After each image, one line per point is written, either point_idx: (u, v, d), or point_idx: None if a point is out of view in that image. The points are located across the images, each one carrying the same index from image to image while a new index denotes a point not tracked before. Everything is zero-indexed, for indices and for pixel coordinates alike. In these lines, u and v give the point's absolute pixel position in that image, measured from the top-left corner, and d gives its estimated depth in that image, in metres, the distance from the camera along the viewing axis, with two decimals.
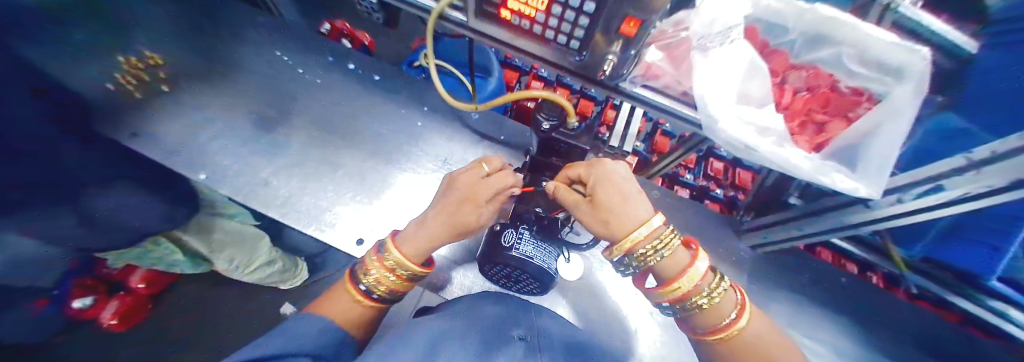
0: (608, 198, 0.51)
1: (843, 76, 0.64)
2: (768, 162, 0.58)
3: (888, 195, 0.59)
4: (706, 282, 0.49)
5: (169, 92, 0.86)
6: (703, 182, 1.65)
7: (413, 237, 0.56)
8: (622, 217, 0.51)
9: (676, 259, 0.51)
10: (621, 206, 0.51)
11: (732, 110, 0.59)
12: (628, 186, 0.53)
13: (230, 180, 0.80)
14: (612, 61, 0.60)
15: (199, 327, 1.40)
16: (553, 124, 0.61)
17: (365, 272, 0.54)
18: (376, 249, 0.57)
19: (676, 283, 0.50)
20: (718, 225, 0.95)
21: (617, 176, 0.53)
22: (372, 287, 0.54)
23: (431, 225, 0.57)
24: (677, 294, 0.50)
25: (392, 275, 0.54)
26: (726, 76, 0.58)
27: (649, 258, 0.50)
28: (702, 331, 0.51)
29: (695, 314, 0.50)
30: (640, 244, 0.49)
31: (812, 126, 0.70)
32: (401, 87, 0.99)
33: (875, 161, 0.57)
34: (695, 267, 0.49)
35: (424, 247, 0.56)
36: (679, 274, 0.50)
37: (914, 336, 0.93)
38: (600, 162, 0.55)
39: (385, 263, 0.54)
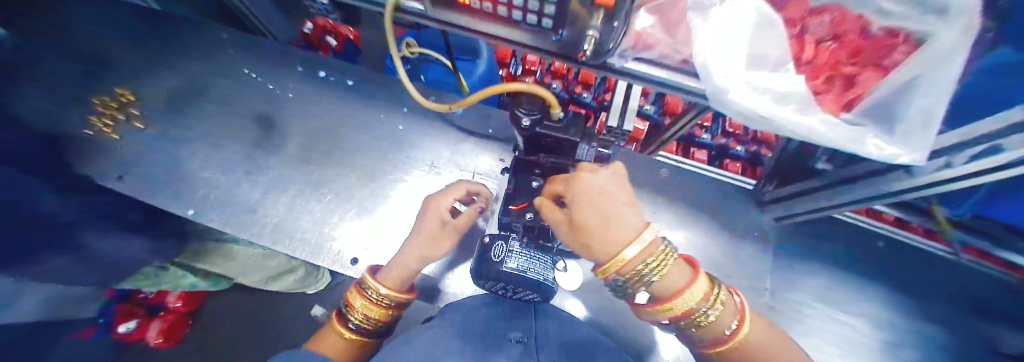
0: (585, 217, 0.46)
1: (874, 16, 0.51)
2: (790, 132, 0.51)
3: (934, 159, 0.51)
4: (706, 300, 0.45)
5: (145, 129, 0.85)
6: (721, 139, 1.53)
7: (392, 269, 0.63)
8: (609, 235, 0.45)
9: (670, 279, 0.46)
10: (603, 225, 0.45)
11: (741, 74, 0.50)
12: (613, 200, 0.46)
13: (220, 212, 0.79)
14: (594, 38, 0.51)
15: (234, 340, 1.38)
16: (534, 118, 0.56)
17: (352, 310, 0.60)
18: (356, 285, 0.63)
19: (670, 304, 0.46)
20: (735, 198, 0.87)
21: (596, 190, 0.47)
22: (359, 321, 0.60)
23: (408, 255, 0.63)
24: (675, 314, 0.46)
25: (375, 307, 0.60)
26: (731, 36, 0.48)
27: (639, 282, 0.45)
28: (703, 344, 0.48)
29: (694, 330, 0.47)
30: (629, 265, 0.44)
31: (840, 81, 0.58)
32: (378, 89, 0.94)
33: (913, 124, 0.50)
34: (695, 287, 0.45)
35: (404, 276, 0.63)
36: (675, 294, 0.46)
37: (949, 293, 0.87)
38: (579, 176, 0.49)
39: (369, 299, 0.61)
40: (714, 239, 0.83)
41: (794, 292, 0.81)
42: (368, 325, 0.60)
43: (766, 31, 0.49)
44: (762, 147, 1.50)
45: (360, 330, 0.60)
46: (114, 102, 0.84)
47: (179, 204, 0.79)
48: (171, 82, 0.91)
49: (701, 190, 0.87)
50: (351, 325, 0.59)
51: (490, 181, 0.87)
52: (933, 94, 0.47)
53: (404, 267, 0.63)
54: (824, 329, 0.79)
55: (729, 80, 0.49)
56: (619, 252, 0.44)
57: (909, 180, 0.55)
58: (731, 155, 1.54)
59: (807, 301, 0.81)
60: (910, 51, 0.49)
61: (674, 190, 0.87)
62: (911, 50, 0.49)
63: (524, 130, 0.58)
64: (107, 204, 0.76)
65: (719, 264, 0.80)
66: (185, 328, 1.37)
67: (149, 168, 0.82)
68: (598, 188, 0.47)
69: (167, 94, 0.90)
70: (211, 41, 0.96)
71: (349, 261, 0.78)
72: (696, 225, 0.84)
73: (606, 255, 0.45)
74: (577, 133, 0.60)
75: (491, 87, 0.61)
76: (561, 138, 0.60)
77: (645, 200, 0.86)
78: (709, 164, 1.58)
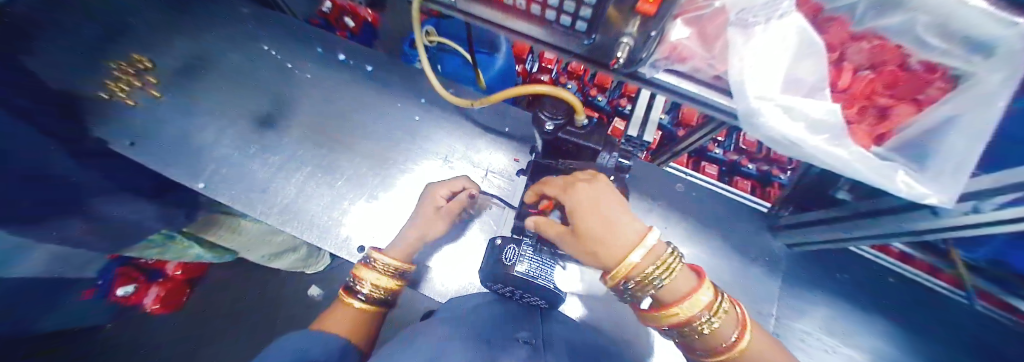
0: (587, 224, 0.47)
1: (915, 49, 0.50)
2: (816, 160, 0.50)
3: (963, 201, 0.49)
4: (710, 308, 0.45)
5: (160, 100, 0.83)
6: (733, 156, 1.52)
7: (394, 246, 0.68)
8: (609, 241, 0.46)
9: (676, 285, 0.46)
10: (607, 232, 0.46)
11: (777, 96, 0.48)
12: (611, 206, 0.48)
13: (229, 187, 0.79)
14: (628, 45, 0.50)
15: (232, 309, 1.38)
16: (558, 124, 0.56)
17: (360, 281, 0.63)
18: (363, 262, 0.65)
19: (674, 309, 0.46)
20: (748, 220, 0.86)
21: (592, 197, 0.49)
22: (368, 293, 0.62)
23: (404, 239, 0.69)
24: (678, 319, 0.46)
25: (385, 277, 0.63)
26: (769, 60, 0.47)
27: (645, 287, 0.46)
28: (703, 352, 0.48)
29: (695, 339, 0.47)
30: (634, 271, 0.45)
31: (872, 111, 0.57)
32: (397, 78, 0.93)
33: (949, 161, 0.47)
34: (698, 294, 0.45)
35: (405, 252, 0.68)
36: (677, 300, 0.46)
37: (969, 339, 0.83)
38: (576, 187, 0.51)
39: (377, 269, 0.63)
40: (724, 259, 0.82)
41: (800, 320, 0.79)
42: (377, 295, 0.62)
43: (806, 55, 0.48)
44: (774, 167, 1.49)
45: (370, 300, 0.62)
46: (131, 68, 0.82)
47: (191, 175, 0.78)
48: (191, 51, 0.90)
49: (714, 209, 0.86)
50: (359, 297, 0.61)
51: (504, 181, 0.86)
52: (972, 131, 0.45)
53: (401, 248, 0.68)
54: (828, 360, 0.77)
55: (763, 102, 0.48)
56: (625, 257, 0.44)
57: (934, 220, 0.53)
58: (742, 173, 1.53)
59: (813, 331, 0.79)
60: (946, 88, 0.49)
61: (688, 206, 0.86)
62: (946, 87, 0.49)
63: (546, 135, 0.58)
64: (115, 169, 0.75)
65: (727, 284, 0.80)
66: (184, 296, 1.37)
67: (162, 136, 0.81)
68: (595, 196, 0.49)
69: (186, 62, 0.88)
70: (234, 15, 0.95)
71: (355, 249, 0.78)
72: (708, 244, 0.83)
73: (612, 259, 0.46)
74: (601, 141, 0.59)
75: (517, 86, 0.60)
76: (584, 145, 0.59)
77: (657, 214, 0.85)
78: (719, 179, 1.56)
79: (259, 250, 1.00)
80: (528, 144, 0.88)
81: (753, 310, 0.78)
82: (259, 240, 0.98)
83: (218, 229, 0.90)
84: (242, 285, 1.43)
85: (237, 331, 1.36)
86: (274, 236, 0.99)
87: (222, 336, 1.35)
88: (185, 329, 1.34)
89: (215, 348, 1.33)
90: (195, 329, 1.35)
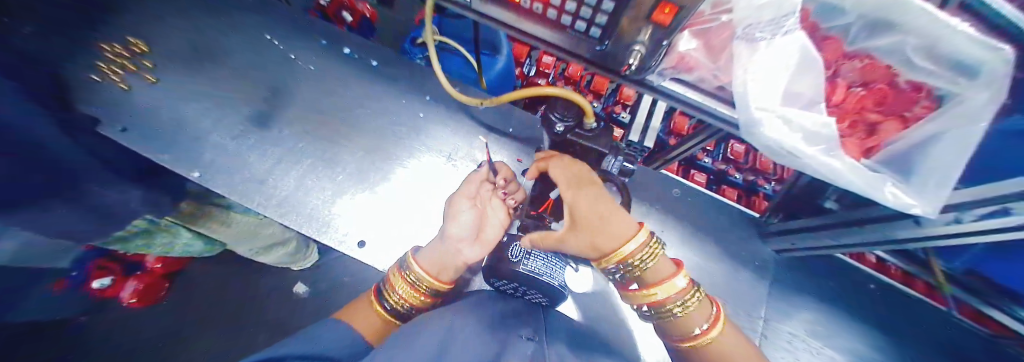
0: (587, 219, 0.54)
1: (902, 69, 0.56)
2: (813, 170, 0.52)
3: (945, 213, 0.53)
4: (684, 293, 0.52)
5: (155, 84, 0.79)
6: (721, 166, 1.58)
7: (431, 251, 0.64)
8: (613, 231, 0.54)
9: (657, 269, 0.54)
10: (606, 225, 0.54)
11: (775, 108, 0.51)
12: (609, 204, 0.55)
13: (226, 177, 0.77)
14: (640, 53, 0.51)
15: (221, 306, 1.32)
16: (567, 125, 0.57)
17: (390, 289, 0.62)
18: (397, 266, 0.64)
19: (653, 290, 0.53)
20: (740, 226, 0.89)
21: (595, 196, 0.56)
22: (393, 303, 0.61)
23: (442, 240, 0.64)
24: (654, 299, 0.53)
25: (411, 290, 0.61)
26: (771, 73, 0.49)
27: (633, 269, 0.54)
28: (678, 337, 0.54)
29: (668, 320, 0.54)
30: (628, 258, 0.52)
31: (863, 127, 0.64)
32: (402, 74, 0.93)
33: (936, 173, 0.51)
34: (674, 280, 0.52)
35: (443, 264, 0.63)
36: (657, 282, 0.53)
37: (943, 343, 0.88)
38: (580, 189, 0.56)
39: (406, 279, 0.62)
40: (718, 263, 0.85)
41: (787, 323, 0.82)
42: (401, 307, 0.62)
43: (804, 71, 0.50)
44: (759, 177, 1.55)
45: (394, 310, 0.62)
46: (125, 51, 0.78)
47: (186, 164, 0.75)
48: (187, 36, 0.86)
49: (709, 214, 0.89)
50: (386, 305, 0.62)
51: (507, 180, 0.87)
52: (957, 146, 0.50)
53: (439, 251, 0.63)
54: None
55: (765, 112, 0.51)
56: (620, 248, 0.52)
57: (916, 230, 0.57)
58: (729, 182, 1.58)
59: (798, 333, 0.82)
60: (930, 107, 0.56)
61: (683, 211, 0.89)
62: (931, 106, 0.56)
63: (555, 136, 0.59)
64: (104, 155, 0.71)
65: (719, 288, 0.82)
66: (162, 291, 1.27)
67: (157, 122, 0.77)
68: (597, 197, 0.55)
69: (182, 46, 0.85)
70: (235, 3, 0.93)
71: (355, 243, 0.78)
72: (701, 248, 0.86)
73: (613, 245, 0.53)
74: (608, 145, 0.61)
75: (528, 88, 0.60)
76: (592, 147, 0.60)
77: (654, 217, 0.87)
78: (706, 187, 1.61)
79: (246, 243, 0.98)
80: (530, 145, 0.90)
81: (743, 312, 0.81)
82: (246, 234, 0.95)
83: (203, 225, 0.87)
84: (229, 280, 1.36)
85: (228, 329, 1.28)
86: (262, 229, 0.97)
87: (202, 344, 1.25)
88: (169, 326, 1.26)
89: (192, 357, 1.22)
90: (179, 327, 1.26)
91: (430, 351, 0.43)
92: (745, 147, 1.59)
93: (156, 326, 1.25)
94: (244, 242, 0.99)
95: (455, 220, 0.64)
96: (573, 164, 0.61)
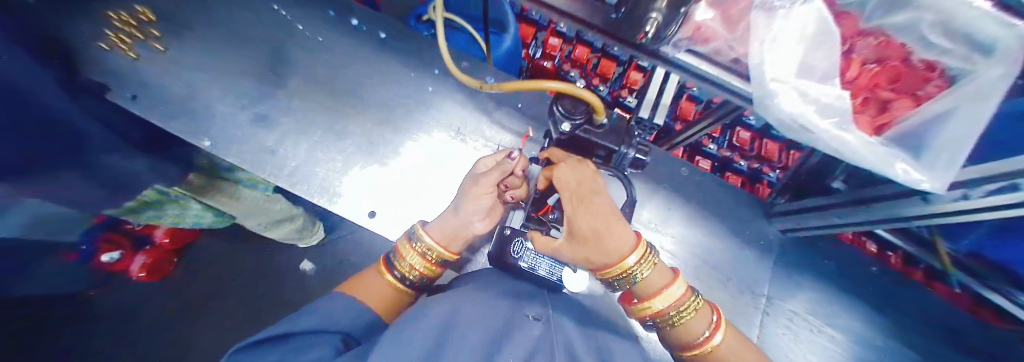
0: (585, 235, 0.48)
1: (916, 47, 0.55)
2: (825, 144, 0.52)
3: (953, 189, 0.53)
4: (682, 301, 0.49)
5: (164, 53, 0.78)
6: (726, 152, 1.57)
7: (443, 221, 0.64)
8: (611, 247, 0.48)
9: (653, 280, 0.49)
10: (607, 240, 0.48)
11: (790, 81, 0.50)
12: (610, 219, 0.48)
13: (235, 147, 0.77)
14: (656, 21, 0.49)
15: (222, 291, 1.32)
16: (575, 124, 0.53)
17: (400, 258, 0.63)
18: (405, 236, 0.65)
19: (648, 302, 0.49)
20: (746, 207, 0.90)
21: (594, 211, 0.49)
22: (403, 271, 0.63)
23: (457, 215, 0.63)
24: (650, 311, 0.50)
25: (423, 259, 0.63)
26: (788, 44, 0.49)
27: (628, 283, 0.49)
28: (680, 346, 0.52)
29: (668, 331, 0.51)
30: (624, 273, 0.48)
31: (875, 105, 0.62)
32: (410, 47, 0.92)
33: (945, 149, 0.51)
34: (672, 288, 0.49)
35: (453, 235, 0.64)
36: (653, 294, 0.49)
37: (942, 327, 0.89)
38: (576, 198, 0.51)
39: (417, 249, 0.63)
40: (723, 242, 0.86)
41: (789, 301, 0.84)
42: (411, 276, 0.63)
43: (823, 43, 0.50)
44: (764, 164, 1.54)
45: (402, 278, 0.63)
46: (133, 19, 0.76)
47: (194, 133, 0.76)
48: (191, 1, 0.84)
49: (715, 193, 0.90)
50: (395, 273, 0.63)
51: None
52: (970, 121, 0.49)
53: (452, 225, 0.64)
54: (813, 340, 0.82)
55: (779, 84, 0.50)
56: (620, 260, 0.48)
57: (923, 207, 0.57)
58: (733, 169, 1.58)
59: (800, 311, 0.84)
60: (942, 86, 0.55)
61: (691, 191, 0.89)
62: (943, 85, 0.55)
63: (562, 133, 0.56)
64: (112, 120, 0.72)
65: (723, 266, 0.84)
66: (171, 264, 1.30)
67: (166, 91, 0.77)
68: (596, 210, 0.49)
69: (187, 11, 0.83)
70: None
71: (366, 213, 0.79)
72: (707, 228, 0.86)
73: (609, 261, 0.48)
74: (618, 142, 0.57)
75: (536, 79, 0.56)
76: (600, 144, 0.57)
77: (661, 195, 0.87)
78: (710, 173, 1.61)
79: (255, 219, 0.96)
80: (539, 121, 0.90)
81: (745, 289, 0.83)
82: (255, 208, 0.90)
83: (209, 197, 0.81)
84: (229, 260, 1.36)
85: (231, 315, 1.29)
86: (272, 206, 0.93)
87: (214, 320, 1.27)
88: (172, 312, 1.26)
89: (205, 333, 1.25)
90: (182, 313, 1.27)
91: (439, 316, 0.44)
92: (751, 133, 1.58)
93: (160, 312, 1.25)
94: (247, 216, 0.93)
95: (474, 200, 0.60)
96: (581, 163, 0.55)
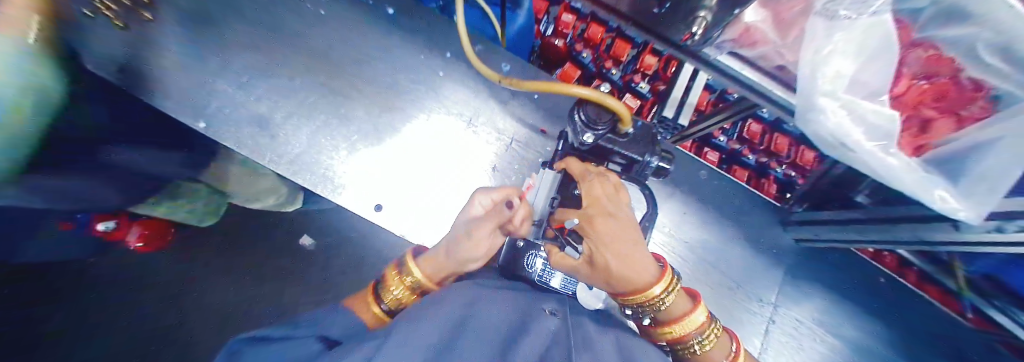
0: (606, 261, 0.47)
1: (971, 65, 0.49)
2: (864, 165, 0.50)
3: (987, 221, 0.50)
4: (702, 330, 0.48)
5: (151, 23, 0.71)
6: (736, 145, 1.52)
7: (432, 255, 0.60)
8: (633, 274, 0.46)
9: (676, 306, 0.48)
10: (628, 265, 0.46)
11: (840, 98, 0.46)
12: (626, 238, 0.47)
13: (233, 130, 0.72)
14: (704, 20, 0.46)
15: (222, 267, 1.25)
16: (598, 134, 0.50)
17: (388, 288, 0.58)
18: (395, 265, 0.61)
19: (670, 328, 0.48)
20: (762, 213, 0.88)
21: (613, 233, 0.47)
22: (391, 303, 0.56)
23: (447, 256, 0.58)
24: (672, 336, 0.49)
25: (409, 292, 0.58)
26: (842, 58, 0.44)
27: (651, 308, 0.48)
28: None
29: (685, 358, 0.50)
30: (649, 300, 0.46)
31: (914, 123, 0.58)
32: (418, 24, 0.84)
33: (985, 179, 0.48)
34: (694, 315, 0.48)
35: (442, 269, 0.59)
36: (674, 320, 0.48)
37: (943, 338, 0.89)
38: (596, 217, 0.49)
39: (405, 281, 0.58)
40: (736, 248, 0.85)
41: (796, 309, 0.85)
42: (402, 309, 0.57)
43: (879, 57, 0.45)
44: (773, 160, 1.50)
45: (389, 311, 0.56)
46: None
47: (187, 113, 0.71)
48: None
49: (732, 197, 0.87)
50: (383, 305, 0.56)
51: (531, 151, 0.85)
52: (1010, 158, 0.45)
53: (442, 261, 0.58)
54: (814, 347, 0.84)
55: (830, 100, 0.46)
56: (645, 289, 0.46)
57: (953, 234, 0.54)
58: (741, 162, 1.56)
59: (805, 319, 0.85)
60: (988, 108, 0.51)
61: (708, 194, 0.86)
62: (989, 107, 0.51)
63: (585, 142, 0.53)
64: None
65: (732, 273, 0.84)
66: (168, 236, 1.18)
67: (155, 66, 0.70)
68: (615, 229, 0.48)
69: None
70: None
71: (372, 207, 0.77)
72: (722, 233, 0.85)
73: (632, 288, 0.47)
74: (642, 152, 0.55)
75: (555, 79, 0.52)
76: (622, 153, 0.55)
77: (678, 198, 0.85)
78: (717, 166, 1.58)
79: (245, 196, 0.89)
80: (555, 113, 0.86)
81: (754, 296, 0.84)
82: (248, 182, 0.85)
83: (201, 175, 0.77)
84: (220, 235, 1.27)
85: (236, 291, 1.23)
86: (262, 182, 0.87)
87: (208, 292, 1.21)
88: (169, 290, 1.19)
89: (202, 306, 1.19)
90: (176, 292, 1.19)
91: None
92: (764, 125, 1.52)
93: (158, 289, 1.18)
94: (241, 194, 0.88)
95: (467, 241, 0.57)
96: (600, 178, 0.54)
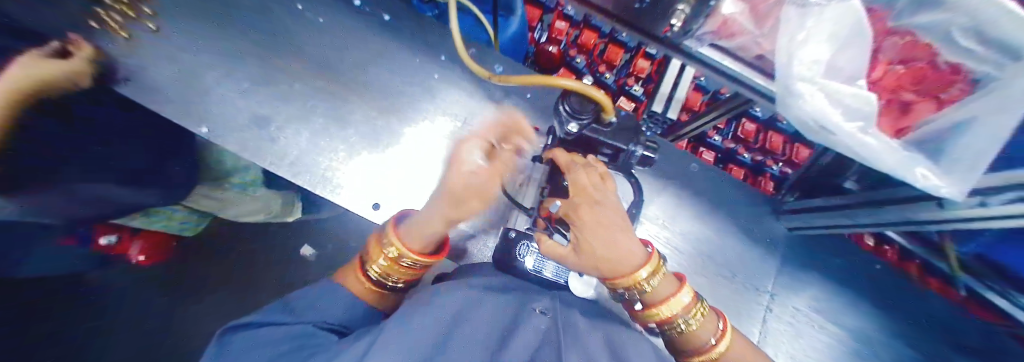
0: (594, 246, 0.47)
1: (945, 49, 0.50)
2: (844, 148, 0.51)
3: (971, 196, 0.51)
4: (688, 310, 0.49)
5: (156, 33, 0.74)
6: (730, 144, 1.54)
7: (414, 227, 0.57)
8: (623, 256, 0.48)
9: (662, 287, 0.50)
10: (617, 248, 0.47)
11: (817, 83, 0.47)
12: (613, 223, 0.48)
13: (235, 134, 0.74)
14: (683, 13, 0.52)
15: (219, 277, 1.25)
16: (582, 123, 0.51)
17: (371, 262, 0.58)
18: (377, 237, 0.60)
19: (656, 309, 0.49)
20: (754, 204, 0.90)
21: (601, 219, 0.48)
22: (377, 274, 0.58)
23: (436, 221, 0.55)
24: (659, 318, 0.50)
25: (393, 264, 0.57)
26: (816, 45, 0.45)
27: (637, 291, 0.49)
28: (684, 353, 0.51)
29: (674, 338, 0.51)
30: (638, 282, 0.48)
31: (895, 107, 0.59)
32: (415, 30, 0.88)
33: (966, 156, 0.49)
34: (679, 296, 0.49)
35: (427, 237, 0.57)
36: (661, 302, 0.49)
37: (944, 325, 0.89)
38: (583, 205, 0.50)
39: (386, 254, 0.57)
40: (731, 239, 0.86)
41: (794, 298, 0.85)
42: (388, 280, 0.58)
43: (851, 42, 0.47)
44: (768, 157, 1.51)
45: (379, 282, 0.58)
46: None
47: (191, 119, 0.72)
48: None
49: (725, 189, 0.89)
50: (370, 277, 0.58)
51: None
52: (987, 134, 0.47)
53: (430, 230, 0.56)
54: (814, 336, 0.83)
55: (807, 85, 0.47)
56: (634, 271, 0.48)
57: (939, 212, 0.56)
58: (737, 161, 1.54)
59: (802, 308, 0.85)
60: (966, 90, 0.52)
61: (701, 186, 0.88)
62: (968, 89, 0.52)
63: (571, 133, 0.54)
64: None
65: (729, 263, 0.85)
66: (167, 248, 1.20)
67: (160, 74, 0.72)
68: (603, 216, 0.48)
69: None
70: None
71: (370, 206, 0.78)
72: (716, 224, 0.86)
73: (622, 271, 0.48)
74: (627, 141, 0.56)
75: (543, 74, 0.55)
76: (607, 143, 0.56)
77: (671, 191, 0.87)
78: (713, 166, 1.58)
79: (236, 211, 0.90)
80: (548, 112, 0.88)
81: (751, 286, 0.84)
82: (237, 201, 0.85)
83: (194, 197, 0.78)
84: (218, 244, 1.28)
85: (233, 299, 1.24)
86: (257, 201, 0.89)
87: (205, 300, 1.22)
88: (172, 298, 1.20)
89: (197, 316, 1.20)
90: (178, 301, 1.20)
91: None
92: (757, 124, 1.55)
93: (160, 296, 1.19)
94: (233, 212, 0.89)
95: (473, 200, 0.53)
96: (586, 168, 0.54)
